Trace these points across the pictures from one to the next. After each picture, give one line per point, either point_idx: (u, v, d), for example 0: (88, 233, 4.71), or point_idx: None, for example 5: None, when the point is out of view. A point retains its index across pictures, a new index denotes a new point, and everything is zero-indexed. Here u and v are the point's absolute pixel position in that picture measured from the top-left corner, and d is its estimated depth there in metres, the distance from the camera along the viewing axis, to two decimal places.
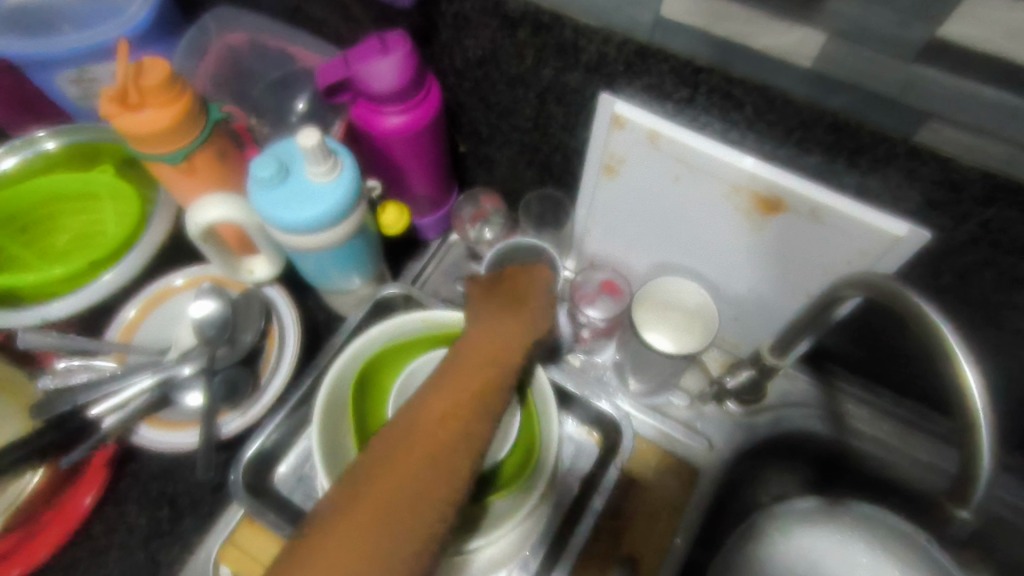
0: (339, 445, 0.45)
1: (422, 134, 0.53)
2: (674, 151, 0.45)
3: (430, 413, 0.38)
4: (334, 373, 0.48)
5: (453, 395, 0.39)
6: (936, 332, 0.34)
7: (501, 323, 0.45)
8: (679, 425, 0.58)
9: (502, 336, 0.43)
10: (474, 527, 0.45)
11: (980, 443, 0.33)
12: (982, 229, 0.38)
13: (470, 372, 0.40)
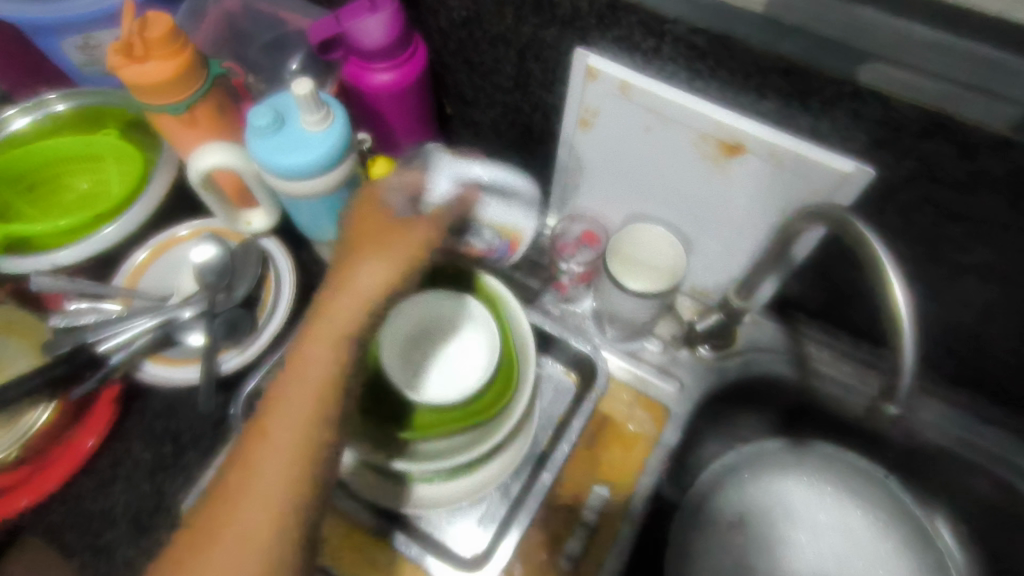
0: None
1: (410, 91, 0.56)
2: (644, 101, 0.48)
3: (295, 400, 0.40)
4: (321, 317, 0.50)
5: (330, 348, 0.41)
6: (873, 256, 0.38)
7: (388, 257, 0.43)
8: (652, 368, 0.61)
9: (386, 272, 0.43)
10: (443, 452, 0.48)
11: (905, 357, 0.37)
12: (920, 165, 0.41)
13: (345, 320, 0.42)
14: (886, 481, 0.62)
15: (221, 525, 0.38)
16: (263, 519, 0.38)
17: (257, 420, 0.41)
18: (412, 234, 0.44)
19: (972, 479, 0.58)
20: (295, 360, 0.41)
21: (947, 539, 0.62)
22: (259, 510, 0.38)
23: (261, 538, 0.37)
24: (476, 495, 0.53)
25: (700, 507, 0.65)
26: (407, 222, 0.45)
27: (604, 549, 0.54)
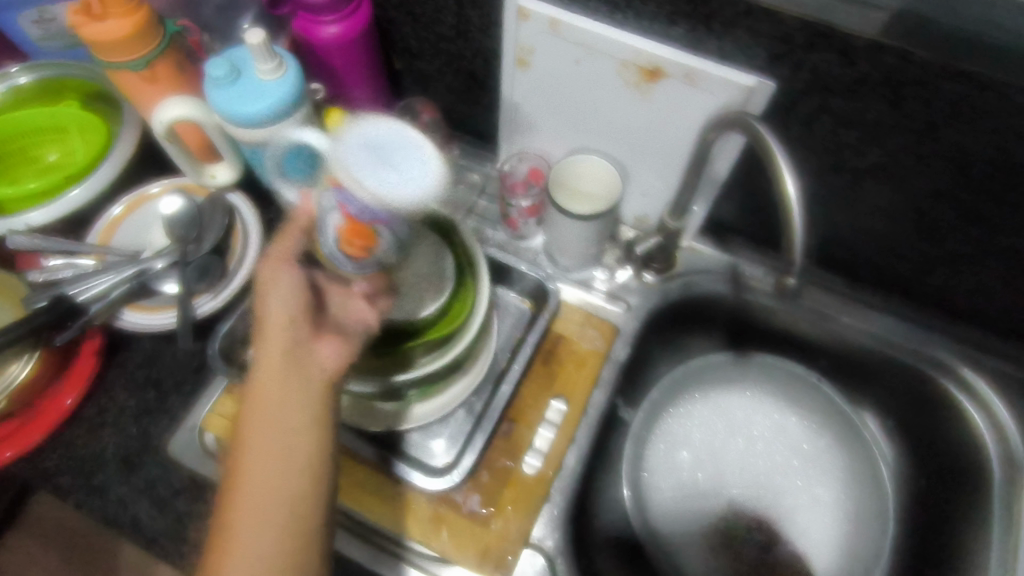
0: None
1: (357, 42, 0.59)
2: (573, 36, 0.52)
3: (272, 372, 0.43)
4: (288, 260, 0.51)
5: (269, 361, 0.43)
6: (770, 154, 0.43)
7: (266, 304, 0.45)
8: (600, 294, 0.66)
9: (276, 305, 0.45)
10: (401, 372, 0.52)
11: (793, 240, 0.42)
12: (813, 76, 0.46)
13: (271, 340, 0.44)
14: (819, 384, 0.69)
15: (237, 494, 0.40)
16: (279, 471, 0.40)
17: (241, 404, 0.43)
18: (276, 274, 0.46)
19: (890, 373, 0.64)
20: (260, 346, 0.44)
21: (873, 429, 0.68)
22: (275, 472, 0.40)
23: (283, 487, 0.40)
24: (447, 412, 0.58)
25: (655, 417, 0.69)
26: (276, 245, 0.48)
27: (563, 453, 0.58)
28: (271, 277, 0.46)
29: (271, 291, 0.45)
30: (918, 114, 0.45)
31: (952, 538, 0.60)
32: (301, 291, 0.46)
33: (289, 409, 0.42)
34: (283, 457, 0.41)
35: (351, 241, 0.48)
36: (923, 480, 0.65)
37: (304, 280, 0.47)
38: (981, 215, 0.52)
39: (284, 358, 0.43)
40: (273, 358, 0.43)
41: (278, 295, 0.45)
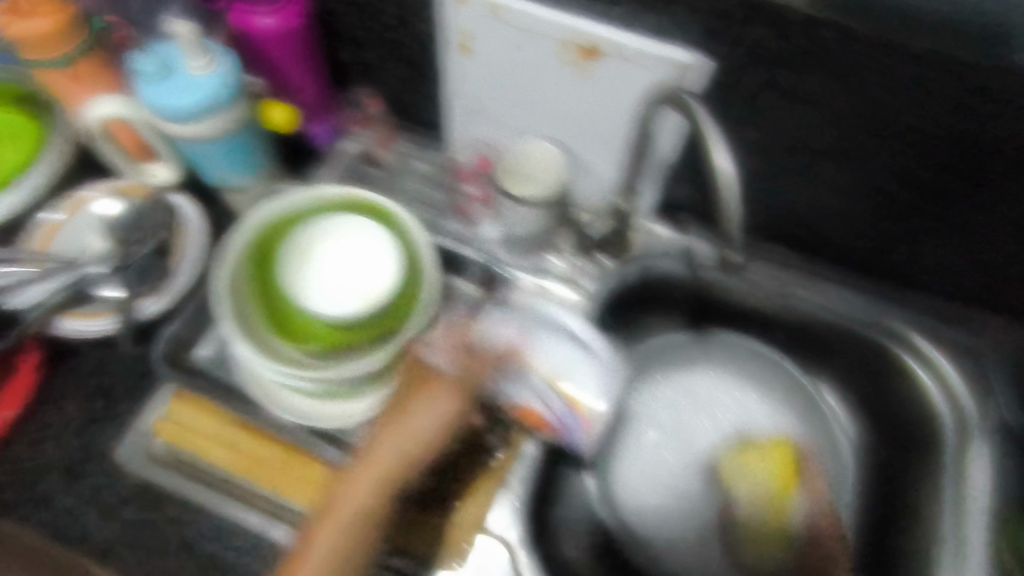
0: (237, 280, 0.52)
1: (297, 34, 0.57)
2: (513, 19, 0.51)
3: (371, 482, 0.45)
4: (228, 264, 0.52)
5: (393, 437, 0.46)
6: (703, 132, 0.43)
7: (406, 399, 0.48)
8: (558, 279, 0.65)
9: (421, 396, 0.48)
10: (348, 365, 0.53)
11: None
12: (749, 50, 0.46)
13: (405, 416, 0.47)
14: (781, 361, 0.69)
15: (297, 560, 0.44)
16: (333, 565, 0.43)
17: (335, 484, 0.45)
18: (421, 387, 0.49)
19: (845, 345, 0.65)
20: (383, 449, 0.46)
21: (831, 402, 0.69)
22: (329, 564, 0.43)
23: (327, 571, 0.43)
24: None
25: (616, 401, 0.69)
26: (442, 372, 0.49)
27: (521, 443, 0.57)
28: (426, 396, 0.48)
29: (422, 385, 0.49)
30: (852, 84, 0.46)
31: (907, 506, 0.60)
32: (419, 459, 0.46)
33: (365, 519, 0.44)
34: (347, 548, 0.44)
35: (528, 421, 0.54)
36: (881, 449, 0.65)
37: (455, 410, 0.48)
38: (918, 181, 0.53)
39: (408, 436, 0.46)
40: (396, 433, 0.46)
41: (433, 409, 0.47)
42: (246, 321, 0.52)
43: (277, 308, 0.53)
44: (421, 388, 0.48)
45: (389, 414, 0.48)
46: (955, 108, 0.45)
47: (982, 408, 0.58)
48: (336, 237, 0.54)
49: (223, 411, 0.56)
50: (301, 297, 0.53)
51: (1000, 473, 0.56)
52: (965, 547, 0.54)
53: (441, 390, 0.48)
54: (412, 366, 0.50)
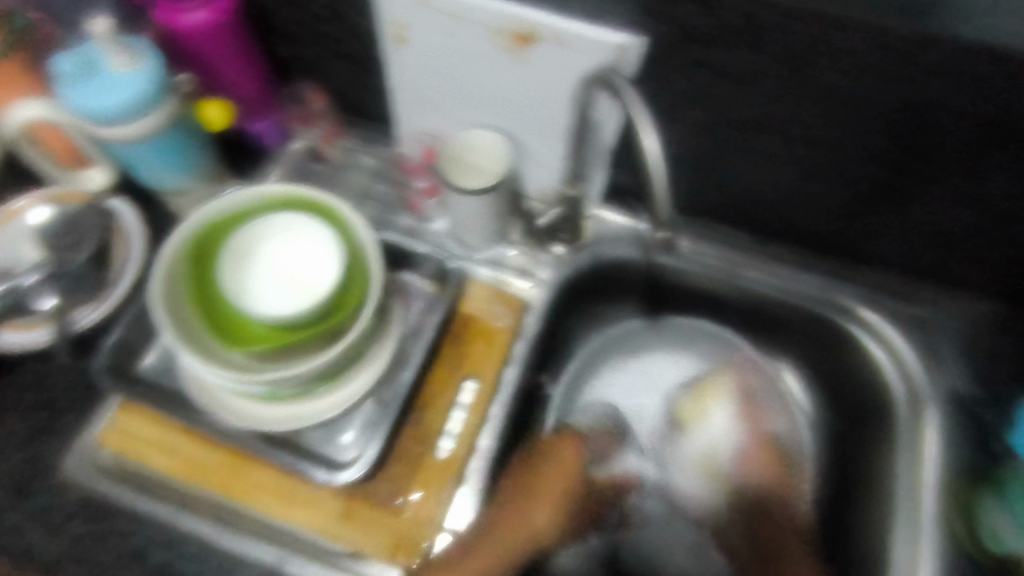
0: (172, 282, 0.50)
1: (229, 29, 0.56)
2: (444, 6, 0.50)
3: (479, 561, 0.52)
4: (165, 262, 0.50)
5: (518, 523, 0.55)
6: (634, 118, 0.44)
7: (540, 477, 0.58)
8: (512, 270, 0.65)
9: (547, 473, 0.58)
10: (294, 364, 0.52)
11: None
12: (679, 28, 0.46)
13: (536, 491, 0.57)
14: (735, 341, 0.69)
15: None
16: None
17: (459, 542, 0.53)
18: (556, 452, 0.60)
19: (795, 321, 0.65)
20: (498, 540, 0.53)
21: (790, 381, 0.69)
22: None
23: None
24: (354, 405, 0.56)
25: (575, 389, 0.70)
26: (565, 453, 0.60)
27: (474, 435, 0.57)
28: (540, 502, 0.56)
29: (539, 463, 0.59)
30: (781, 59, 0.45)
31: (864, 479, 0.60)
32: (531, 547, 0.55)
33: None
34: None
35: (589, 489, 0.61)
36: (841, 425, 0.65)
37: (551, 520, 0.56)
38: (858, 160, 0.52)
39: (531, 528, 0.55)
40: (528, 516, 0.56)
41: (553, 467, 0.59)
42: (184, 322, 0.50)
43: (219, 315, 0.51)
44: (553, 487, 0.58)
45: (522, 484, 0.58)
46: (884, 81, 0.45)
47: (927, 374, 0.59)
48: (282, 236, 0.53)
49: (170, 419, 0.55)
50: (244, 300, 0.51)
51: (948, 439, 0.57)
52: (919, 509, 0.55)
53: (553, 496, 0.57)
54: (560, 443, 0.60)
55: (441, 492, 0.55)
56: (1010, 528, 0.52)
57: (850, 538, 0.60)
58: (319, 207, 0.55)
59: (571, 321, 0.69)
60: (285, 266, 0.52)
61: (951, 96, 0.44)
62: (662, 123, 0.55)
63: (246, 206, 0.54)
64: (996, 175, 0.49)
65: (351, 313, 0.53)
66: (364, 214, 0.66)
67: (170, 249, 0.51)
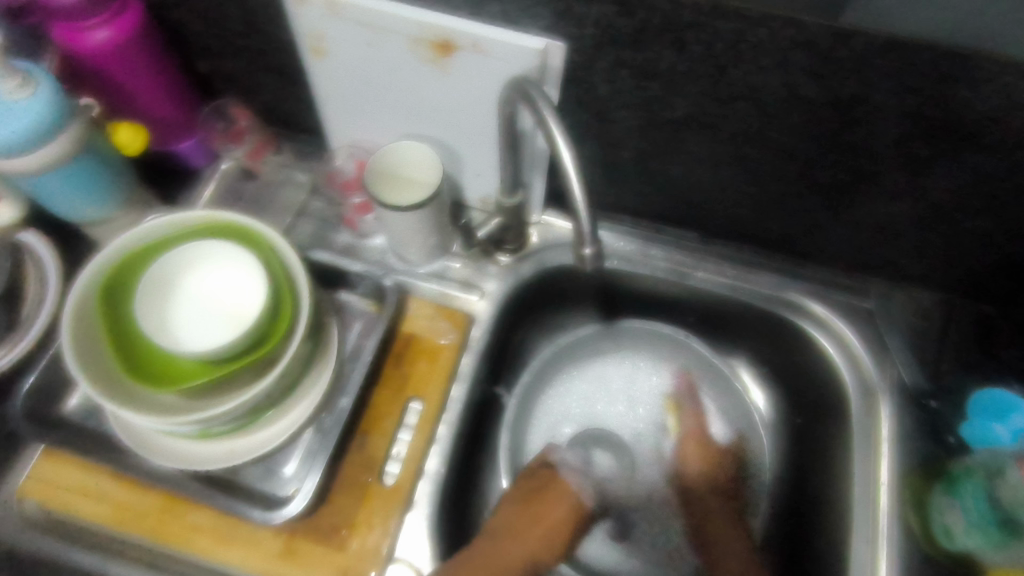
0: (85, 320, 0.47)
1: (138, 48, 0.53)
2: (356, 16, 0.48)
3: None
4: (75, 299, 0.47)
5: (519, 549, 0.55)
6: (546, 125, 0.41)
7: (541, 511, 0.57)
8: (456, 282, 0.62)
9: (551, 509, 0.58)
10: (223, 400, 0.49)
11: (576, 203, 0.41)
12: (598, 31, 0.44)
13: (536, 523, 0.57)
14: (686, 341, 0.67)
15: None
16: None
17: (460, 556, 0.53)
18: (566, 487, 0.60)
19: (747, 321, 0.64)
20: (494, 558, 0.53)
21: (746, 379, 0.68)
22: None
23: None
24: (293, 436, 0.54)
25: (529, 404, 0.67)
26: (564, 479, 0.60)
27: (420, 458, 0.55)
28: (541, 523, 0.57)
29: (549, 492, 0.59)
30: (704, 60, 0.44)
31: (821, 476, 0.60)
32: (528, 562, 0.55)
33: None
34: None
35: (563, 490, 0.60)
36: (799, 420, 0.65)
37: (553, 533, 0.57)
38: (798, 154, 0.51)
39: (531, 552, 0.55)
40: (527, 544, 0.56)
41: (561, 502, 0.58)
42: (99, 362, 0.47)
43: (135, 356, 0.47)
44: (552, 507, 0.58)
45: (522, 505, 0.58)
46: (811, 79, 0.43)
47: (879, 367, 0.59)
48: (209, 268, 0.51)
49: (96, 466, 0.52)
50: (169, 338, 0.49)
51: (900, 431, 0.57)
52: (876, 505, 0.55)
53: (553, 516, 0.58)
54: (566, 480, 0.60)
55: (387, 522, 0.52)
56: (961, 525, 0.50)
57: (812, 536, 0.59)
58: (244, 232, 0.52)
59: (520, 332, 0.67)
60: (213, 299, 0.51)
61: (879, 91, 0.43)
62: (596, 125, 0.53)
63: (164, 239, 0.51)
64: (929, 169, 0.49)
65: (279, 342, 0.49)
66: (299, 232, 0.63)
67: (79, 286, 0.48)
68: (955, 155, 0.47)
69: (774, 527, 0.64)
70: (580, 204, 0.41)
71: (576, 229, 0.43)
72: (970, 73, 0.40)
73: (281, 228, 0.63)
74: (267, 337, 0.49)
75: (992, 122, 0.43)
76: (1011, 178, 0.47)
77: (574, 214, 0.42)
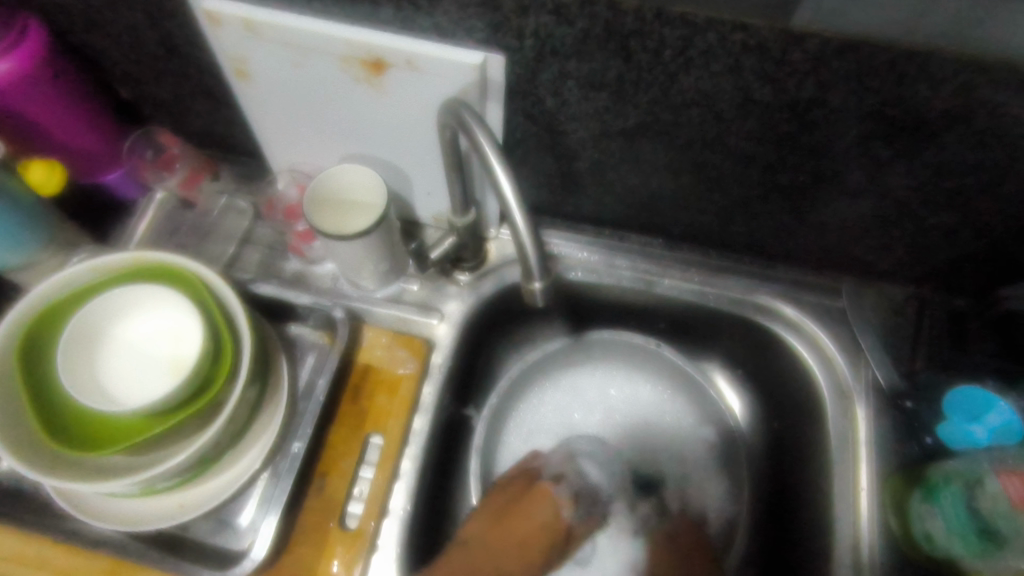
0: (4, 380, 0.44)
1: (44, 78, 0.49)
2: (278, 36, 0.44)
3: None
4: None
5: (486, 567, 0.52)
6: (483, 147, 0.38)
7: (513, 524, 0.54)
8: (412, 306, 0.59)
9: (524, 526, 0.54)
10: (162, 457, 0.45)
11: (521, 232, 0.38)
12: (537, 42, 0.41)
13: (507, 540, 0.54)
14: (658, 350, 0.63)
15: None
16: None
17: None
18: (543, 497, 0.56)
19: (718, 325, 0.62)
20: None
21: (722, 385, 0.67)
22: None
23: None
24: (244, 484, 0.51)
25: (499, 424, 0.64)
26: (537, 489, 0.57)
27: (383, 498, 0.52)
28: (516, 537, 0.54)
29: (522, 504, 0.56)
30: (650, 67, 0.42)
31: (801, 482, 0.58)
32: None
33: None
34: None
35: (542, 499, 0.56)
36: (776, 423, 0.63)
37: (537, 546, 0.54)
38: (760, 156, 0.48)
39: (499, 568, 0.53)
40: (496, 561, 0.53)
41: (534, 517, 0.55)
42: (22, 424, 0.43)
43: (62, 415, 0.43)
44: (524, 517, 0.55)
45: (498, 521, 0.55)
46: (765, 83, 0.41)
47: (853, 367, 0.58)
48: (141, 313, 0.48)
49: (31, 532, 0.48)
50: (101, 392, 0.46)
51: (877, 434, 0.55)
52: (857, 512, 0.53)
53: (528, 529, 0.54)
54: (542, 488, 0.56)
55: (353, 568, 0.49)
56: (942, 531, 0.48)
57: (796, 544, 0.57)
58: (175, 271, 0.48)
59: (485, 352, 0.65)
60: (148, 344, 0.47)
61: (836, 93, 0.41)
62: (546, 137, 0.50)
63: (88, 285, 0.47)
64: (892, 168, 0.46)
65: (220, 389, 0.45)
66: (245, 261, 0.60)
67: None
68: (917, 155, 0.45)
69: (757, 535, 0.62)
70: (524, 233, 0.38)
71: (523, 257, 0.40)
72: (928, 71, 0.38)
73: (224, 258, 0.59)
74: (208, 386, 0.45)
75: (953, 120, 0.41)
76: (975, 174, 0.45)
77: (519, 243, 0.39)
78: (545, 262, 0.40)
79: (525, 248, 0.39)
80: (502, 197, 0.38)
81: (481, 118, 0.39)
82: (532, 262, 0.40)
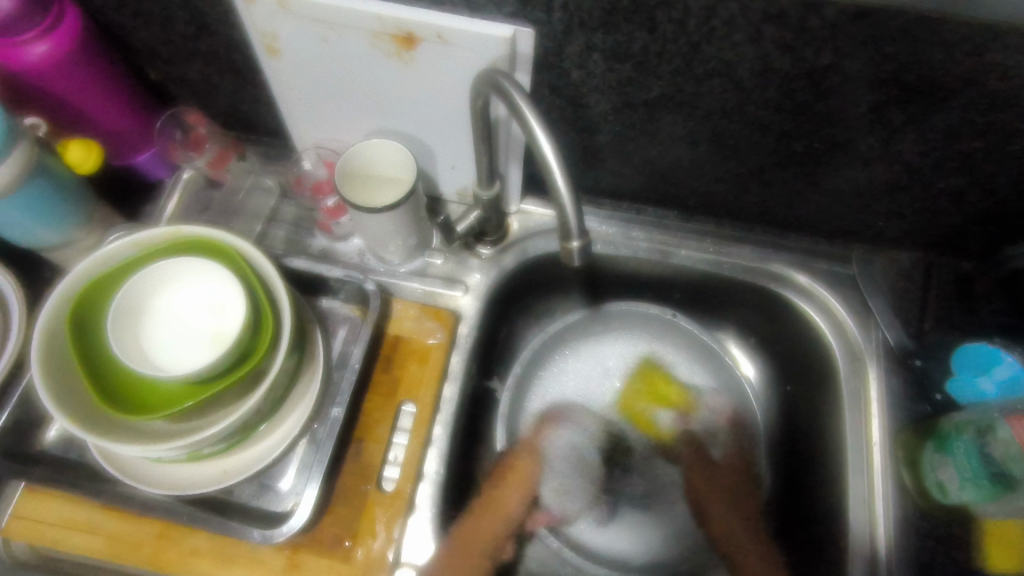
0: (57, 353, 0.46)
1: (80, 59, 0.51)
2: (312, 13, 0.46)
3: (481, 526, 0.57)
4: (43, 332, 0.45)
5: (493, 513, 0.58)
6: (521, 110, 0.40)
7: (501, 490, 0.60)
8: (438, 279, 0.61)
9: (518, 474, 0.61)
10: (207, 423, 0.47)
11: (559, 193, 0.40)
12: (566, 14, 0.43)
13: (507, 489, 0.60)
14: (675, 320, 0.65)
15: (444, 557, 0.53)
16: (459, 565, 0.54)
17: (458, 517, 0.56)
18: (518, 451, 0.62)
19: (733, 294, 0.64)
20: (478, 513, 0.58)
21: (737, 353, 0.69)
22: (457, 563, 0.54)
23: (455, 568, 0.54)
24: (286, 449, 0.53)
25: (521, 394, 0.66)
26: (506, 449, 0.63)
27: (419, 461, 0.54)
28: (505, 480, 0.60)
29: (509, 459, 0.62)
30: (674, 37, 0.43)
31: (813, 441, 0.61)
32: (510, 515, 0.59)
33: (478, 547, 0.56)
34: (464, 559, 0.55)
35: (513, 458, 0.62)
36: (786, 386, 0.65)
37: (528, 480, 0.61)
38: (776, 125, 0.50)
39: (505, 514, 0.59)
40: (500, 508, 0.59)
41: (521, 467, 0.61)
42: (74, 394, 0.45)
43: (113, 383, 0.45)
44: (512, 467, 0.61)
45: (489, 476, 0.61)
46: (785, 50, 0.43)
47: (864, 330, 0.60)
48: (180, 287, 0.49)
49: (84, 499, 0.50)
50: (148, 363, 0.47)
51: (888, 393, 0.58)
52: (871, 467, 0.56)
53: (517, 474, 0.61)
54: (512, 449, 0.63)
55: (392, 527, 0.51)
56: (955, 481, 0.51)
57: (809, 500, 0.60)
58: (213, 245, 0.50)
59: (506, 324, 0.66)
60: (189, 317, 0.49)
61: (852, 60, 0.43)
62: (570, 110, 0.52)
63: (131, 260, 0.49)
64: (905, 133, 0.48)
65: (263, 358, 0.47)
66: (273, 237, 0.62)
67: (44, 320, 0.46)
68: (931, 119, 0.47)
69: (772, 493, 0.64)
70: (564, 194, 0.40)
71: (562, 216, 0.41)
72: (941, 36, 0.40)
73: (253, 236, 0.61)
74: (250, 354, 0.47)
75: (966, 84, 0.43)
76: (983, 137, 0.47)
77: (558, 205, 0.41)
78: (583, 224, 0.42)
79: (564, 209, 0.41)
80: (542, 158, 0.39)
81: (517, 84, 0.41)
82: (571, 223, 0.41)
